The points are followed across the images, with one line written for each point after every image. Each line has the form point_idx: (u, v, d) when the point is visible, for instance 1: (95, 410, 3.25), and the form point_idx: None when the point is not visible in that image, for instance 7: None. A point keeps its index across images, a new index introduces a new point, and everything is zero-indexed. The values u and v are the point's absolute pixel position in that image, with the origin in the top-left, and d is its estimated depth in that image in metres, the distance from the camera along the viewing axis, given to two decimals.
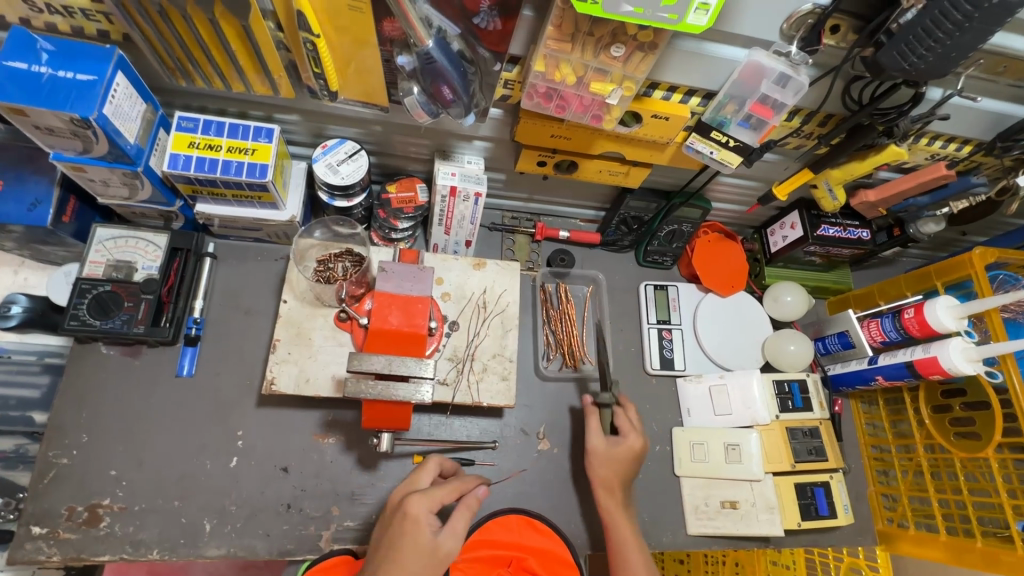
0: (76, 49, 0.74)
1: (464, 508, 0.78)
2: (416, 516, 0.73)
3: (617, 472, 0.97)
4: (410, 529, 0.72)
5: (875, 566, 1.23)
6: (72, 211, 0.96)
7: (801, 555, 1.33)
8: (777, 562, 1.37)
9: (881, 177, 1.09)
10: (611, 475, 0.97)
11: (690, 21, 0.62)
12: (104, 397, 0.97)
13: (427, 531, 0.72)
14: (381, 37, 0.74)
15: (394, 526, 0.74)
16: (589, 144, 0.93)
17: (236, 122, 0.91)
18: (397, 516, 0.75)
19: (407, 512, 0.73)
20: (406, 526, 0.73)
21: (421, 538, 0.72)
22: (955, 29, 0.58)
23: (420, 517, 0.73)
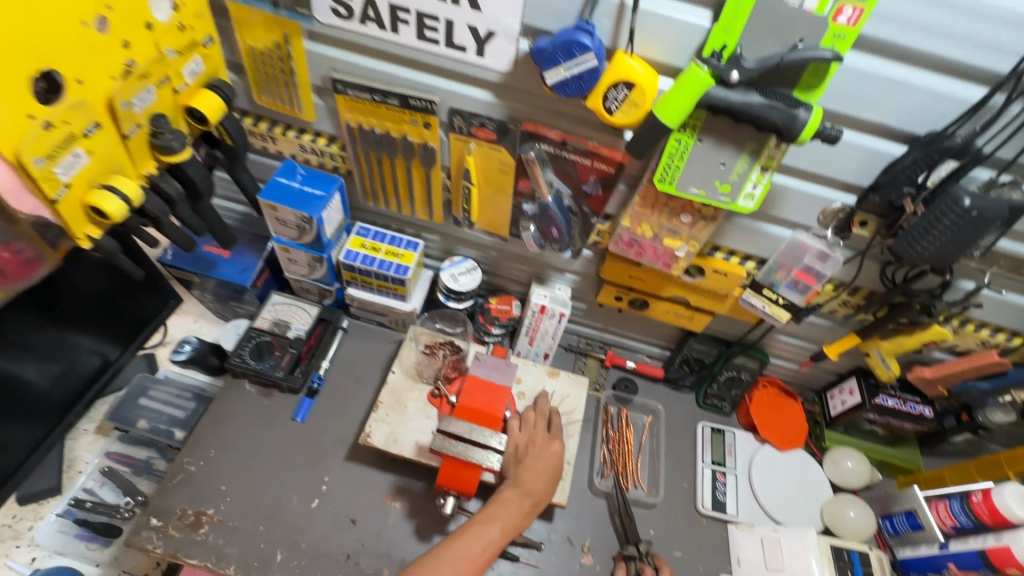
0: (318, 175, 1.12)
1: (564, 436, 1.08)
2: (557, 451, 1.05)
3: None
4: (549, 460, 1.03)
5: None
6: (263, 279, 1.31)
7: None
8: None
9: (936, 357, 1.17)
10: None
11: (740, 203, 0.85)
12: (235, 423, 1.19)
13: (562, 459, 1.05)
14: (515, 190, 1.05)
15: (531, 453, 1.04)
16: (660, 286, 1.14)
17: (396, 235, 1.25)
18: (535, 452, 1.04)
19: (553, 449, 1.05)
20: (547, 455, 1.04)
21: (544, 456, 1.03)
22: (947, 228, 0.76)
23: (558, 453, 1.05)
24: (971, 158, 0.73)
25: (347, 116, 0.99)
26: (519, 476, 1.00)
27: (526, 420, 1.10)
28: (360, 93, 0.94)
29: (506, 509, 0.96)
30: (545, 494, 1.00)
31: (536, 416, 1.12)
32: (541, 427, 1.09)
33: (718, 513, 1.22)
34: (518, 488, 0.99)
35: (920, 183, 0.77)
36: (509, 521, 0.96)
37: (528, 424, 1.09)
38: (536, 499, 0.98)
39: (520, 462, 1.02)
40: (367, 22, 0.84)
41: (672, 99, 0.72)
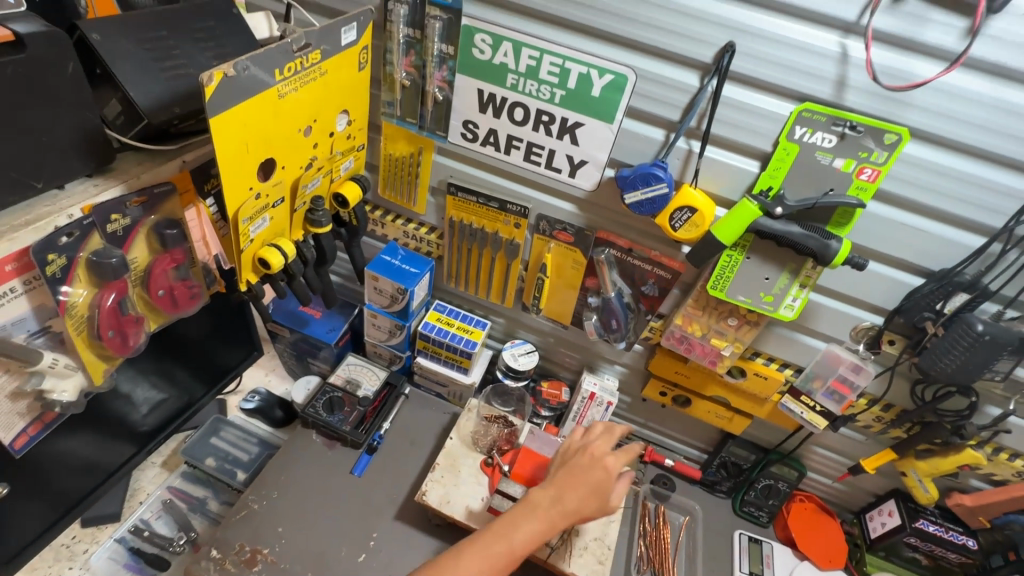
0: (414, 256, 1.33)
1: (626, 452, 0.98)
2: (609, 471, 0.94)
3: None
4: (597, 472, 0.94)
5: None
6: (344, 340, 1.49)
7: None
8: None
9: (974, 485, 1.21)
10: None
11: (782, 311, 1.00)
12: (298, 469, 1.28)
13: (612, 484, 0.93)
14: (582, 285, 1.22)
15: (575, 461, 0.97)
16: (704, 384, 1.25)
17: (467, 313, 1.43)
18: (585, 463, 0.96)
19: (603, 464, 0.95)
20: (597, 469, 0.95)
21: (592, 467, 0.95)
22: (966, 349, 0.88)
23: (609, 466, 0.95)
24: (979, 292, 0.87)
25: (453, 212, 1.22)
26: (559, 479, 0.95)
27: (595, 435, 1.02)
28: (468, 196, 1.18)
29: (534, 515, 0.91)
30: (581, 508, 0.91)
31: (608, 435, 1.02)
32: (605, 444, 1.00)
33: None
34: (550, 490, 0.93)
35: (938, 309, 0.91)
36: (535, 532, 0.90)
37: (592, 437, 1.02)
38: (569, 509, 0.91)
39: (565, 470, 0.96)
40: (486, 145, 1.10)
41: (728, 222, 0.91)
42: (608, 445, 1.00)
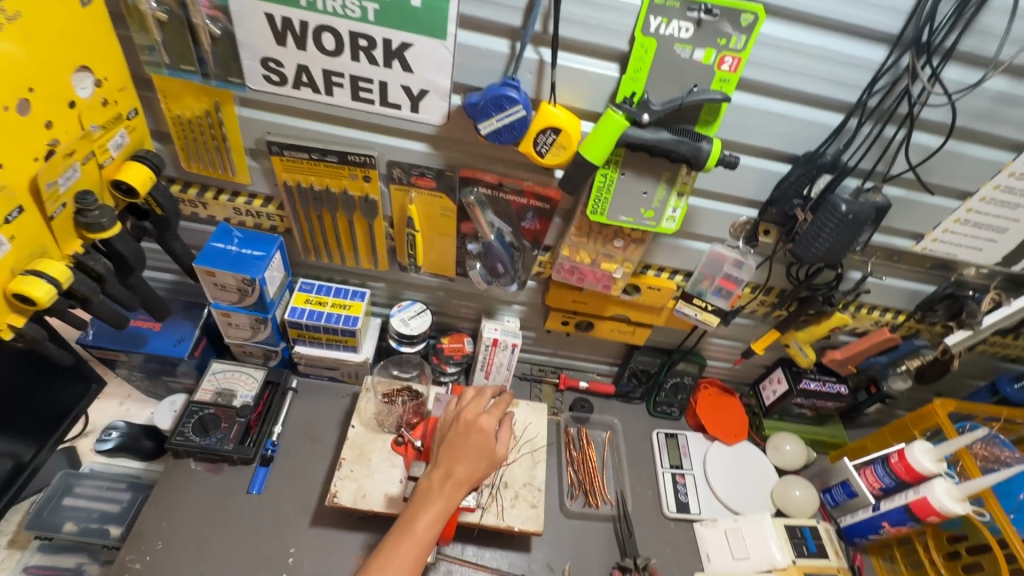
0: (255, 236, 1.11)
1: (497, 406, 0.99)
2: (485, 431, 0.94)
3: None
4: (476, 437, 0.94)
5: None
6: (200, 348, 1.25)
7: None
8: None
9: (842, 340, 1.34)
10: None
11: (664, 224, 0.96)
12: (181, 508, 1.10)
13: (492, 441, 0.93)
14: (459, 233, 1.09)
15: (452, 431, 0.96)
16: (602, 307, 1.22)
17: (341, 287, 1.25)
18: (461, 432, 0.95)
19: (479, 427, 0.94)
20: (475, 433, 0.94)
21: (468, 433, 0.94)
22: (833, 231, 0.89)
23: (487, 427, 0.94)
24: (840, 171, 0.88)
25: (286, 176, 1.00)
26: (443, 457, 0.93)
27: (472, 399, 1.00)
28: (297, 154, 0.96)
29: (434, 501, 0.89)
30: (472, 475, 0.91)
31: (478, 396, 1.01)
32: (479, 404, 0.99)
33: (683, 514, 1.29)
34: (438, 469, 0.92)
35: (805, 195, 0.92)
36: (436, 516, 0.89)
37: (470, 402, 1.00)
38: (460, 481, 0.90)
39: (448, 444, 0.94)
40: (301, 88, 0.88)
41: (595, 140, 0.81)
42: (479, 406, 0.99)
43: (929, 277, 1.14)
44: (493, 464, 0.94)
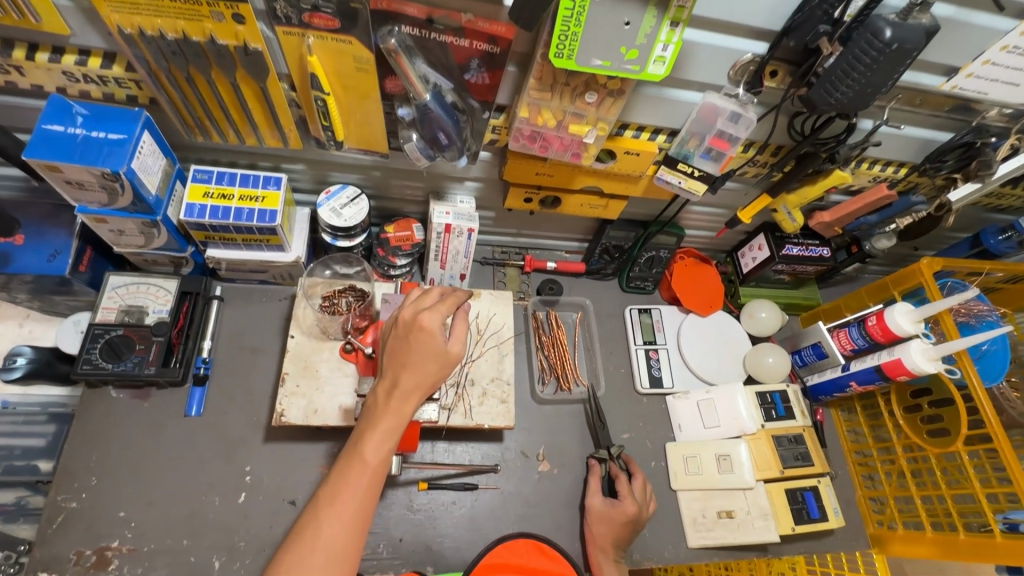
0: (107, 112, 0.82)
1: (444, 302, 0.83)
2: (428, 329, 0.79)
3: (612, 533, 1.02)
4: (420, 338, 0.79)
5: None
6: (88, 261, 1.01)
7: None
8: None
9: (833, 200, 1.21)
10: (603, 535, 1.02)
11: (651, 70, 0.73)
12: (112, 439, 0.99)
13: (439, 339, 0.79)
14: (384, 93, 0.84)
15: (395, 338, 0.82)
16: (571, 179, 1.03)
17: (247, 173, 0.99)
18: (402, 337, 0.81)
19: (420, 325, 0.79)
20: (418, 334, 0.80)
21: (411, 338, 0.80)
22: (867, 69, 0.70)
23: (429, 325, 0.79)
24: None
25: (116, 18, 0.70)
26: (389, 368, 0.81)
27: (414, 299, 0.85)
28: None
29: (384, 416, 0.77)
30: (422, 382, 0.78)
31: (421, 295, 0.86)
32: (419, 303, 0.84)
33: (656, 389, 1.27)
34: (385, 380, 0.80)
35: (836, 19, 0.71)
36: (387, 432, 0.77)
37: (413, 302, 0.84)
38: (409, 390, 0.78)
39: (392, 352, 0.81)
40: None
41: None
42: (421, 304, 0.84)
43: (948, 121, 0.98)
44: (446, 366, 0.80)
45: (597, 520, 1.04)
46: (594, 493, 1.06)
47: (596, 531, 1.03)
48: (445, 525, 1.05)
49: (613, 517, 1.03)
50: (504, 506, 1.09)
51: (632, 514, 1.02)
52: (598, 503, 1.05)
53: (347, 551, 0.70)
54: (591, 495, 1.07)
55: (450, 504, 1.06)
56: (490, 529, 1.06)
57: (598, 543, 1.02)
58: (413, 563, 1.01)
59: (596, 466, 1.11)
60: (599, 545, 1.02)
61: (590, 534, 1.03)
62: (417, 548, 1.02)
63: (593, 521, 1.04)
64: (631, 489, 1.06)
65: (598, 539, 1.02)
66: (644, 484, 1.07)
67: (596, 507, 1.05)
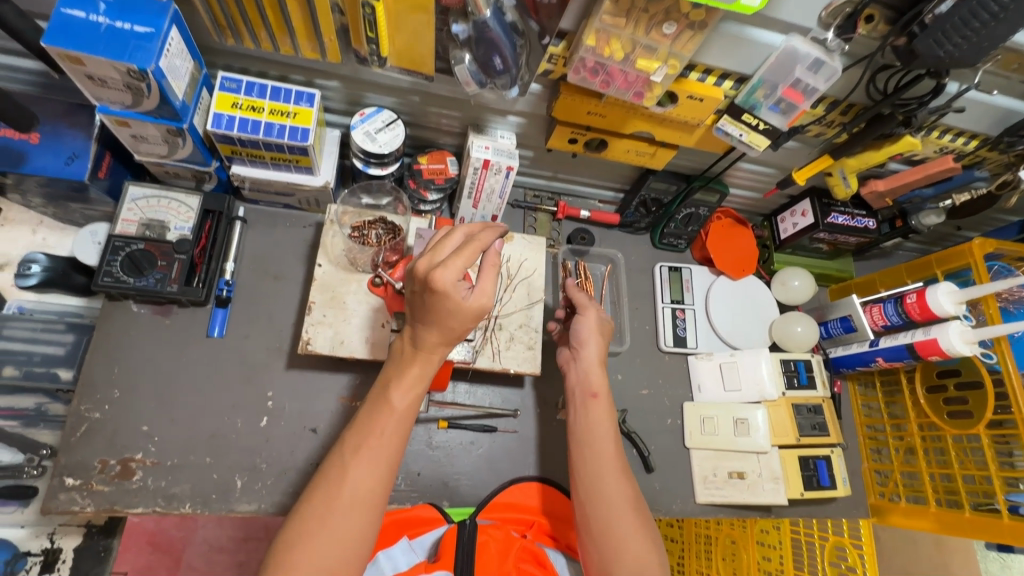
0: (132, 1, 0.74)
1: (464, 249, 0.72)
2: (445, 291, 0.69)
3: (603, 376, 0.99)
4: (436, 299, 0.70)
5: (859, 544, 1.34)
6: (107, 167, 0.96)
7: (789, 534, 1.41)
8: (764, 541, 1.44)
9: (891, 169, 1.14)
10: (599, 382, 0.98)
11: (744, 2, 0.66)
12: (134, 354, 0.97)
13: (458, 298, 0.70)
14: (438, 5, 0.76)
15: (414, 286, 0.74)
16: (623, 122, 0.96)
17: (279, 85, 0.92)
18: (417, 287, 0.73)
19: (433, 285, 0.69)
20: (434, 296, 0.70)
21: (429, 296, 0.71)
22: (988, 22, 0.63)
23: (445, 286, 0.69)
24: None
25: None
26: (414, 316, 0.75)
27: (432, 249, 0.74)
28: None
29: (410, 366, 0.77)
30: (447, 336, 0.75)
31: (440, 240, 0.76)
32: (436, 253, 0.73)
33: (679, 348, 1.26)
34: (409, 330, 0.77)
35: None
36: (414, 380, 0.78)
37: (433, 251, 0.74)
38: (433, 343, 0.76)
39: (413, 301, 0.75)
40: None
41: None
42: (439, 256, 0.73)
43: None
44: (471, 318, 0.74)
45: (591, 330, 1.02)
46: (590, 303, 1.05)
47: (593, 372, 0.99)
48: (462, 463, 1.06)
49: (602, 326, 1.04)
50: (521, 448, 1.10)
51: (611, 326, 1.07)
52: (590, 325, 1.02)
53: (372, 499, 0.72)
54: (585, 307, 1.04)
55: (468, 444, 1.07)
56: (506, 469, 1.08)
57: (586, 392, 0.97)
58: (430, 497, 1.03)
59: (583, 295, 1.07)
60: (588, 392, 0.97)
61: (585, 380, 0.99)
62: (432, 483, 1.04)
63: (588, 320, 1.03)
64: (601, 326, 1.03)
65: (594, 380, 0.98)
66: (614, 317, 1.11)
67: (593, 314, 1.03)
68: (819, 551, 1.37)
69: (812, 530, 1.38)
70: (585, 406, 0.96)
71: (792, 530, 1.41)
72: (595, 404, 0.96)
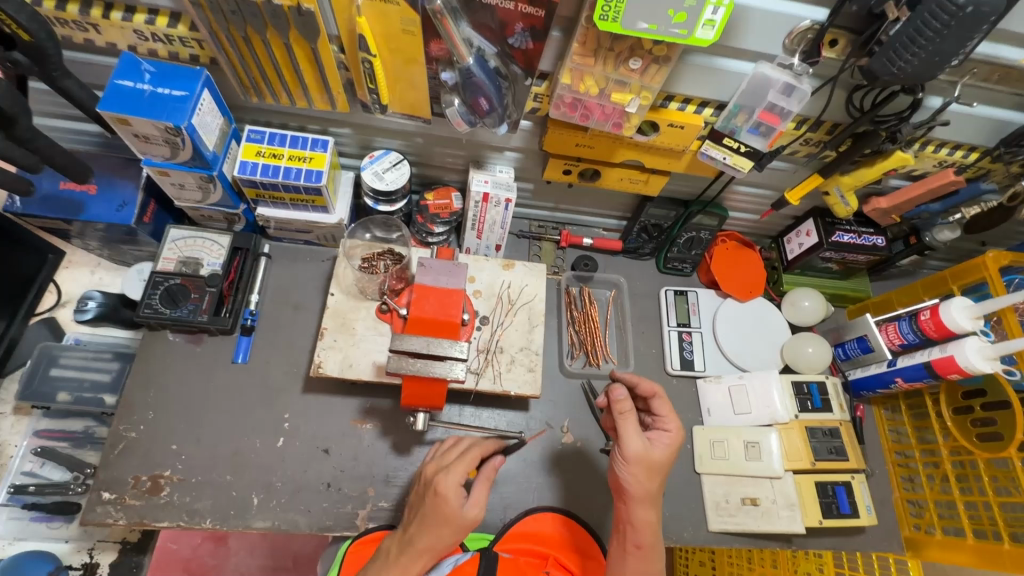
0: (172, 70, 0.87)
1: (484, 479, 0.88)
2: (445, 494, 0.83)
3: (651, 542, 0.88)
4: (437, 503, 0.84)
5: None
6: (151, 213, 1.08)
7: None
8: None
9: (892, 185, 1.14)
10: (646, 535, 0.88)
11: (699, 35, 0.71)
12: (168, 379, 1.07)
13: (454, 502, 0.83)
14: (428, 57, 0.85)
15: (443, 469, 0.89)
16: (612, 152, 1.02)
17: (297, 135, 1.03)
18: (438, 518, 0.82)
19: (436, 489, 0.84)
20: (435, 497, 0.84)
21: (444, 508, 0.83)
22: (935, 36, 0.66)
23: (448, 498, 0.83)
24: None
25: None
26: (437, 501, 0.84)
27: (441, 456, 0.92)
28: None
29: (432, 517, 0.83)
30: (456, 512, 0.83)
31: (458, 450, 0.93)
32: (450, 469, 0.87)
33: (687, 371, 1.25)
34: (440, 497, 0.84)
35: None
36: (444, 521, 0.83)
37: (447, 460, 0.91)
38: (442, 517, 0.82)
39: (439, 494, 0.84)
40: None
41: None
42: (448, 462, 0.89)
43: None
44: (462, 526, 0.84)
45: (637, 479, 0.89)
46: (634, 437, 0.89)
47: (640, 521, 0.89)
48: None
49: (645, 459, 0.89)
50: (527, 471, 1.11)
51: (665, 461, 0.90)
52: (632, 472, 0.89)
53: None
54: (624, 441, 0.89)
55: None
56: (512, 492, 1.09)
57: (632, 541, 0.88)
58: None
59: (623, 402, 0.90)
60: (634, 540, 0.88)
61: (631, 528, 0.89)
62: None
63: (630, 466, 0.89)
64: (649, 465, 0.89)
65: (638, 527, 0.89)
66: (671, 440, 0.92)
67: (637, 454, 0.88)
68: None
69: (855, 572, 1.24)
70: (626, 559, 0.88)
71: (834, 572, 1.28)
72: (637, 556, 0.87)
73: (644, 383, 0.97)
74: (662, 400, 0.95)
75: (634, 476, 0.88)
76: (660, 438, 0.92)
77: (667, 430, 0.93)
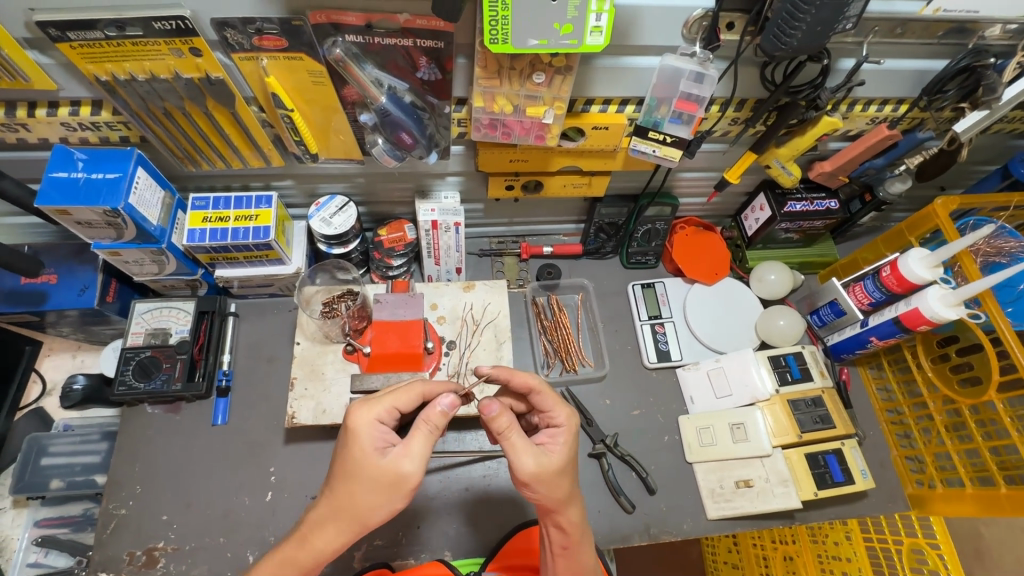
0: (105, 155, 0.90)
1: (424, 427, 0.72)
2: (359, 431, 0.71)
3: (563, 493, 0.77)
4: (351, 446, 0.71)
5: (936, 544, 1.18)
6: (114, 291, 1.11)
7: (863, 543, 1.25)
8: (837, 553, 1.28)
9: (832, 148, 1.15)
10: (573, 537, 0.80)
11: (590, 42, 0.72)
12: (152, 451, 1.08)
13: (370, 445, 0.70)
14: (344, 102, 0.87)
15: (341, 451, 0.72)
16: (546, 162, 1.03)
17: (240, 195, 1.05)
18: (339, 503, 0.70)
19: (350, 425, 0.72)
20: (347, 451, 0.71)
21: (360, 457, 0.70)
22: (812, 7, 0.68)
23: (362, 435, 0.71)
24: None
25: (91, 69, 0.76)
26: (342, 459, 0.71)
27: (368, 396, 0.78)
28: (87, 33, 0.71)
29: (330, 499, 0.71)
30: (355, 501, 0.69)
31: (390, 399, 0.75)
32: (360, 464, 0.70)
33: (664, 362, 1.25)
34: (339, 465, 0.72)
35: None
36: (339, 506, 0.70)
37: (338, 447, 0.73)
38: (337, 491, 0.70)
39: (340, 465, 0.71)
40: None
41: None
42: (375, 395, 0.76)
43: (941, 48, 0.91)
44: (401, 486, 0.70)
45: (551, 496, 0.76)
46: (525, 454, 0.74)
47: (567, 524, 0.79)
48: (459, 510, 1.09)
49: (548, 470, 0.75)
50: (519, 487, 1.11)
51: (568, 461, 0.78)
52: (547, 493, 0.76)
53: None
54: (517, 461, 0.74)
55: (462, 490, 1.10)
56: (507, 509, 1.09)
57: (558, 543, 0.81)
58: (433, 549, 1.05)
59: (501, 420, 0.74)
60: (560, 543, 0.81)
61: (560, 530, 0.80)
62: (432, 535, 1.06)
63: (535, 486, 0.75)
64: (559, 472, 0.77)
65: (566, 531, 0.80)
66: (568, 435, 0.81)
67: (536, 472, 0.74)
68: (898, 558, 1.23)
69: (885, 537, 1.25)
70: (557, 559, 0.82)
71: (863, 538, 1.26)
72: (565, 557, 0.81)
73: (518, 378, 0.84)
74: (543, 393, 0.84)
75: (549, 494, 0.76)
76: (556, 438, 0.81)
77: (560, 425, 0.82)
